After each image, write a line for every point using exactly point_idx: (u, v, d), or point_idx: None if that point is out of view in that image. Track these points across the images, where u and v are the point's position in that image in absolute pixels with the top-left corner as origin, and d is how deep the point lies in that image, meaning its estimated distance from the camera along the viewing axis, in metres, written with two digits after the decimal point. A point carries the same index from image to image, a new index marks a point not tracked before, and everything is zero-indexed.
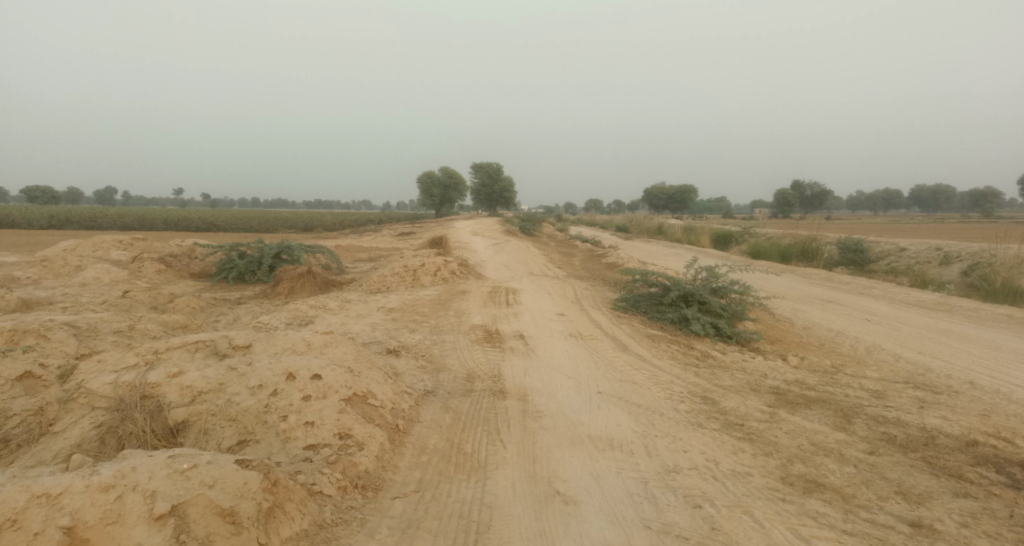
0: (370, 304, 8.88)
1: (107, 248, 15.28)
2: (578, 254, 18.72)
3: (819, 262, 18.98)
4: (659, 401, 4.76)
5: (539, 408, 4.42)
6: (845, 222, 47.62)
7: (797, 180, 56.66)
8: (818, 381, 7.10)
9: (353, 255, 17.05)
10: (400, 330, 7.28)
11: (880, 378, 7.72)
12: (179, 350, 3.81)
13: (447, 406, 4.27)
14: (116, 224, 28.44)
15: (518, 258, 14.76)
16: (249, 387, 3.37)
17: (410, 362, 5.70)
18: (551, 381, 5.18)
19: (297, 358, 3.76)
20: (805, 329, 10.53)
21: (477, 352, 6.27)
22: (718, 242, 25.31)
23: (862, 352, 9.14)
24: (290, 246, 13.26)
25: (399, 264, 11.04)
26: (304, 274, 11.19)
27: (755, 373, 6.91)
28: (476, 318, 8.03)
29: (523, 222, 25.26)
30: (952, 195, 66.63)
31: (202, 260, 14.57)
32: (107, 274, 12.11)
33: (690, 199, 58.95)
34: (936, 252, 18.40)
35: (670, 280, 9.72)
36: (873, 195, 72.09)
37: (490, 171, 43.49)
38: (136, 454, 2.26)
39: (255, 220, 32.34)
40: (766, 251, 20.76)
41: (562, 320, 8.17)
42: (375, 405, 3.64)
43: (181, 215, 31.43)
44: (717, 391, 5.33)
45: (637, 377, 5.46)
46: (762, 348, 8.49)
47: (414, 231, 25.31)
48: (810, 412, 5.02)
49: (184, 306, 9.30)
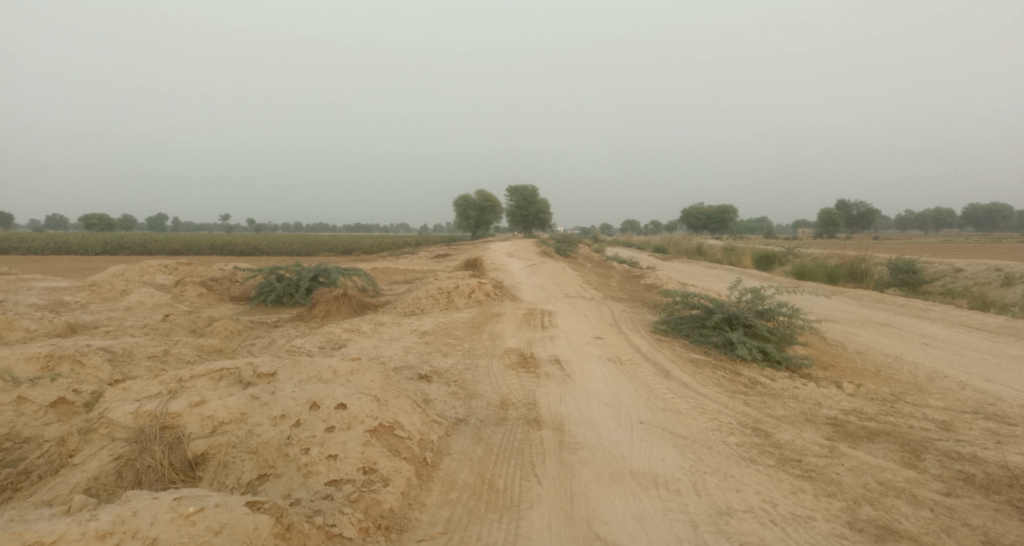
0: (402, 327, 8.79)
1: (154, 273, 15.86)
2: (614, 275, 18.32)
3: (868, 283, 18.00)
4: (706, 433, 4.40)
5: (576, 440, 4.15)
6: (894, 241, 45.37)
7: (840, 198, 54.63)
8: (877, 410, 6.54)
9: (388, 278, 17.16)
10: (433, 355, 7.13)
11: (947, 408, 7.06)
12: (203, 377, 3.79)
13: (478, 437, 4.05)
14: (167, 249, 29.68)
15: (553, 280, 14.51)
16: (272, 417, 3.31)
17: (442, 389, 5.51)
18: (589, 410, 4.89)
19: (322, 386, 3.65)
20: (859, 354, 9.84)
21: (511, 377, 6.04)
22: (759, 263, 24.42)
23: (923, 380, 8.43)
24: (327, 269, 13.43)
25: (433, 287, 10.97)
26: (340, 297, 11.25)
27: (808, 401, 6.42)
28: (510, 342, 7.81)
29: (558, 244, 25.03)
30: (1010, 212, 62.88)
31: (243, 283, 14.93)
32: (151, 298, 12.51)
33: (728, 219, 57.53)
34: (997, 272, 17.18)
35: (712, 302, 9.29)
36: (923, 213, 68.84)
37: (524, 194, 43.65)
38: (141, 495, 2.25)
39: (296, 244, 33.25)
40: (810, 272, 19.85)
41: (599, 344, 7.86)
42: (402, 436, 3.46)
43: (227, 239, 32.62)
44: (769, 423, 4.91)
45: (681, 406, 5.11)
46: (814, 374, 7.94)
47: (449, 254, 25.40)
48: (873, 446, 4.54)
49: (222, 330, 9.46)
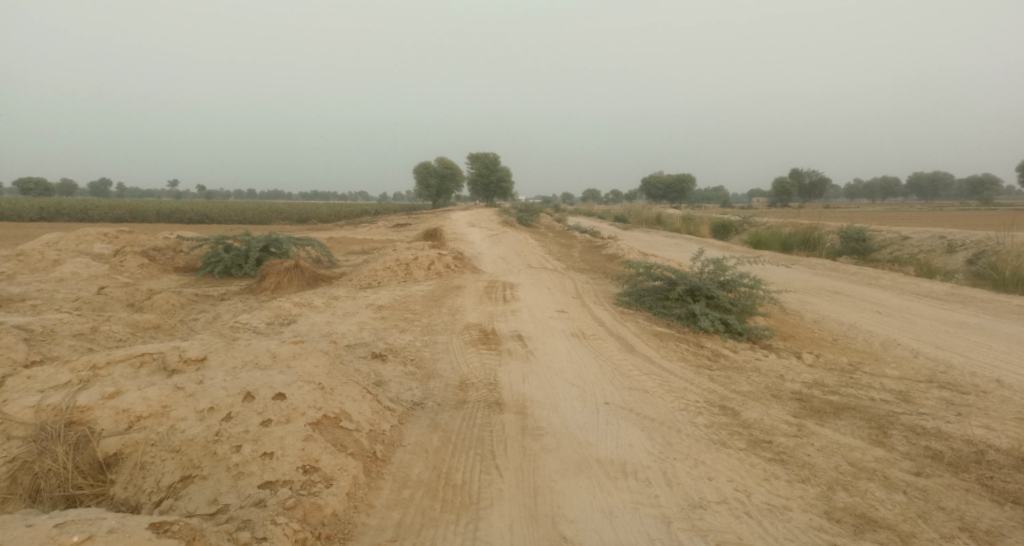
0: (358, 301, 8.34)
1: (90, 241, 14.69)
2: (577, 245, 18.16)
3: (821, 252, 18.51)
4: (674, 414, 4.25)
5: (539, 424, 3.91)
6: (844, 212, 46.96)
7: (795, 169, 56.08)
8: (836, 381, 6.62)
9: (346, 247, 16.50)
10: (389, 331, 6.75)
11: (900, 377, 7.23)
12: (121, 364, 3.21)
13: (435, 425, 3.75)
14: (108, 216, 27.70)
15: (515, 250, 14.21)
16: (199, 410, 2.82)
17: (398, 368, 5.18)
18: (553, 391, 4.67)
19: (258, 374, 3.23)
20: (816, 323, 10.02)
21: (472, 355, 5.75)
22: (718, 232, 24.81)
23: (877, 348, 8.65)
24: (278, 239, 12.66)
25: (391, 258, 10.48)
26: (292, 269, 10.63)
27: (771, 374, 6.42)
28: (471, 317, 7.49)
29: (521, 213, 24.69)
30: (950, 183, 66.09)
31: (187, 254, 13.97)
32: (84, 268, 11.51)
33: (689, 188, 58.35)
34: (940, 240, 17.90)
35: (676, 273, 9.19)
36: (870, 184, 71.76)
37: (487, 161, 42.79)
38: (13, 521, 1.86)
39: (248, 211, 31.66)
40: (767, 242, 20.27)
41: (563, 318, 7.64)
42: (349, 429, 3.11)
43: (174, 206, 30.77)
44: (735, 399, 4.82)
45: (647, 384, 4.95)
46: (775, 345, 7.99)
47: (410, 223, 24.66)
48: (838, 422, 4.50)
49: (162, 304, 8.74)
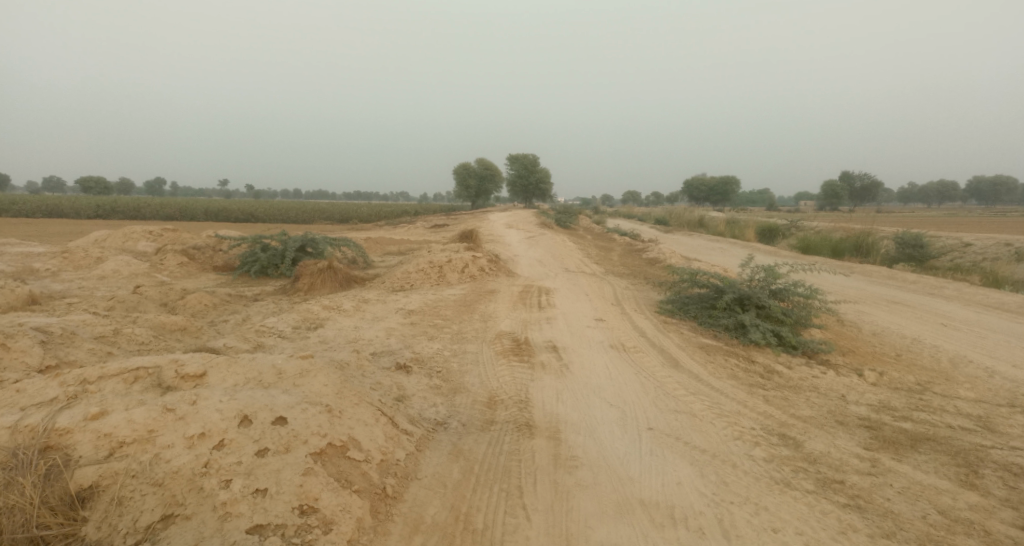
0: (386, 305, 8.07)
1: (136, 239, 15.06)
2: (616, 248, 17.51)
3: (875, 258, 17.28)
4: (727, 444, 3.72)
5: (574, 454, 3.46)
6: (899, 215, 44.28)
7: (845, 170, 53.28)
8: (906, 403, 5.89)
9: (381, 248, 16.39)
10: (418, 338, 6.42)
11: (979, 400, 6.40)
12: (114, 380, 2.95)
13: (456, 452, 3.36)
14: (161, 215, 28.72)
15: (551, 253, 13.74)
16: (188, 438, 2.52)
17: (422, 381, 4.83)
18: (589, 411, 4.22)
19: (259, 393, 2.93)
20: (876, 336, 9.16)
21: (501, 367, 5.35)
22: (763, 236, 23.63)
23: (946, 366, 7.76)
24: (313, 239, 12.60)
25: (423, 260, 10.20)
26: (324, 270, 10.49)
27: (832, 395, 5.76)
28: (503, 324, 7.08)
29: (558, 214, 24.22)
30: (1017, 186, 61.43)
31: (226, 253, 14.13)
32: (127, 266, 11.72)
33: (732, 190, 56.29)
34: (1007, 247, 16.40)
35: (723, 280, 8.54)
36: (928, 186, 67.62)
37: (524, 163, 42.41)
38: None
39: (290, 211, 32.28)
40: (815, 247, 19.12)
41: (601, 328, 7.14)
42: (357, 459, 2.75)
43: (221, 205, 31.66)
44: (796, 427, 4.24)
45: (695, 406, 4.43)
46: (834, 361, 7.26)
47: (446, 224, 24.49)
48: (918, 457, 3.85)
49: (195, 304, 8.72)
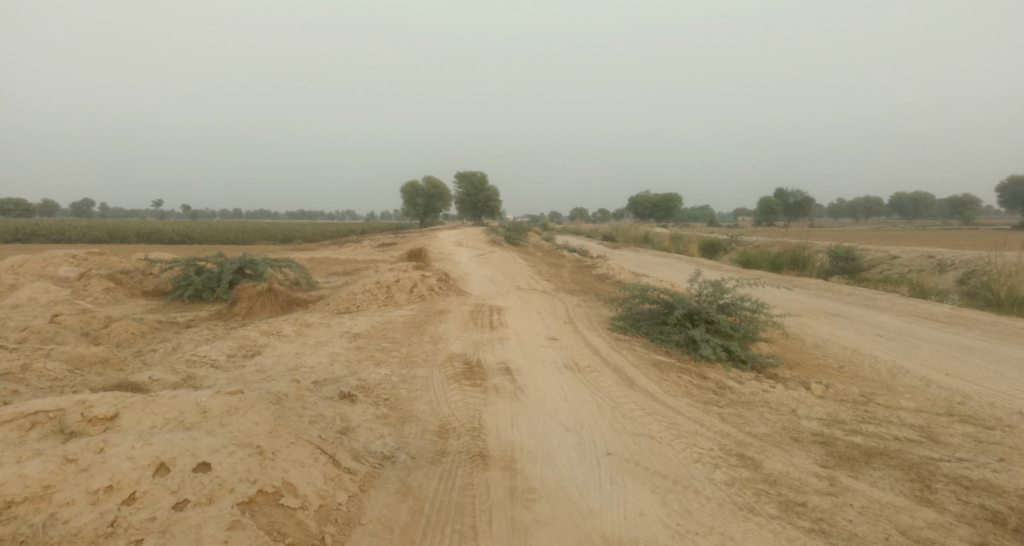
0: (332, 329, 7.68)
1: (54, 263, 13.85)
2: (567, 265, 17.62)
3: (811, 271, 18.20)
4: (687, 468, 3.64)
5: (531, 486, 3.28)
6: (828, 231, 47.25)
7: (779, 188, 56.42)
8: (852, 415, 6.08)
9: (327, 269, 15.82)
10: (364, 363, 6.08)
11: (918, 410, 6.70)
12: (3, 426, 2.50)
13: (405, 491, 3.10)
14: (85, 236, 26.76)
15: (504, 270, 13.64)
16: (91, 493, 2.13)
17: (368, 411, 4.54)
18: (546, 437, 4.06)
19: (179, 436, 2.56)
20: (818, 348, 9.53)
21: (453, 392, 5.12)
22: (706, 251, 24.51)
23: (886, 376, 8.14)
24: (253, 261, 11.98)
25: (371, 280, 9.84)
26: (265, 292, 9.94)
27: (782, 409, 5.87)
28: (455, 346, 6.86)
29: (509, 232, 24.27)
30: (931, 202, 66.82)
31: (156, 277, 13.19)
32: (44, 293, 10.69)
33: (675, 208, 58.43)
34: (929, 259, 17.64)
35: (673, 296, 8.67)
36: (853, 203, 72.64)
37: (474, 181, 42.49)
38: None
39: (230, 231, 30.86)
40: (756, 261, 19.98)
41: (555, 347, 7.03)
42: (292, 507, 2.45)
43: (154, 226, 29.88)
44: (753, 446, 4.24)
45: (653, 428, 4.36)
46: (781, 375, 7.45)
47: (395, 242, 24.02)
48: (873, 474, 3.93)
49: (119, 332, 7.99)
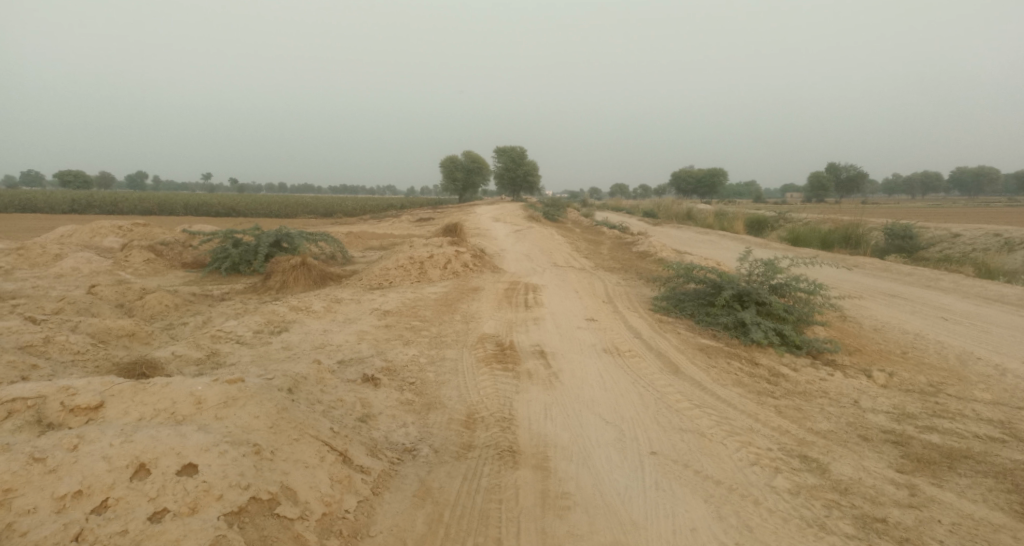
0: (361, 305, 7.45)
1: (103, 234, 14.22)
2: (606, 241, 16.96)
3: (866, 249, 16.94)
4: (743, 472, 3.18)
5: (565, 490, 2.90)
6: (886, 207, 44.30)
7: (831, 161, 53.28)
8: (923, 408, 5.43)
9: (363, 243, 15.69)
10: (392, 342, 5.81)
11: (997, 403, 5.96)
12: None
13: (423, 493, 2.78)
14: (138, 209, 27.63)
15: (540, 247, 13.15)
16: (59, 499, 1.87)
17: (391, 395, 4.24)
18: (584, 431, 3.67)
19: (166, 432, 2.32)
20: (877, 332, 8.74)
21: (482, 377, 4.77)
22: (751, 228, 23.28)
23: (955, 363, 7.33)
24: (289, 235, 11.90)
25: (404, 255, 9.55)
26: (298, 267, 9.81)
27: (845, 401, 5.27)
28: (486, 326, 6.50)
29: (546, 208, 23.68)
30: (997, 178, 61.93)
31: (196, 249, 13.34)
32: (89, 264, 10.92)
33: (719, 182, 56.14)
34: (996, 237, 16.13)
35: (721, 275, 8.04)
36: (911, 178, 68.05)
37: (512, 156, 41.84)
38: None
39: (273, 205, 31.37)
40: (804, 238, 18.80)
41: (592, 329, 6.58)
42: (288, 518, 2.16)
43: (202, 199, 30.59)
44: (818, 445, 3.73)
45: (703, 423, 3.90)
46: (840, 362, 6.79)
47: (431, 218, 23.79)
48: (960, 481, 3.36)
49: (154, 304, 8.00)
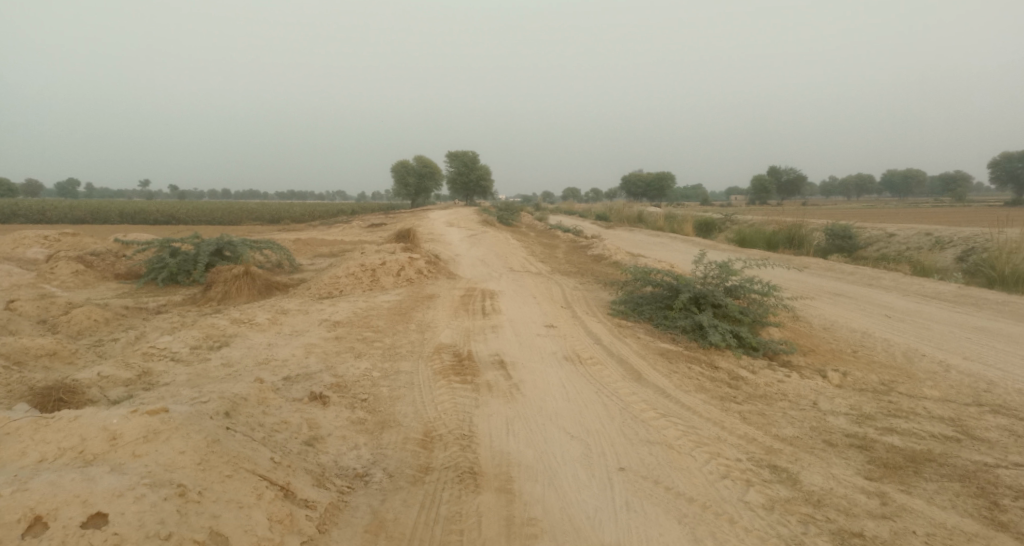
0: (310, 317, 7.03)
1: (21, 243, 13.03)
2: (562, 245, 16.97)
3: (809, 250, 17.68)
4: (715, 487, 3.08)
5: (533, 515, 2.71)
6: (823, 209, 46.72)
7: (772, 166, 55.81)
8: (877, 408, 5.58)
9: (313, 250, 15.05)
10: (343, 356, 5.46)
11: (943, 399, 6.20)
12: None
13: (378, 529, 2.52)
14: (66, 216, 25.69)
15: (497, 252, 12.97)
16: None
17: (342, 414, 3.93)
18: (548, 447, 3.50)
19: (70, 476, 1.97)
20: (827, 331, 9.02)
21: (441, 391, 4.53)
22: (701, 230, 23.94)
23: (901, 361, 7.63)
24: (231, 242, 11.22)
25: (356, 262, 9.15)
26: (242, 276, 9.23)
27: (804, 403, 5.33)
28: (444, 335, 6.25)
29: (501, 212, 23.54)
30: (921, 181, 66.52)
31: (128, 259, 12.40)
32: (4, 276, 9.93)
33: (669, 186, 57.75)
34: (926, 236, 17.13)
35: (677, 278, 8.08)
36: (846, 181, 72.18)
37: (466, 160, 41.55)
38: None
39: (217, 211, 29.84)
40: (751, 240, 19.47)
41: (552, 336, 6.43)
42: None
43: (137, 205, 28.70)
44: (786, 453, 3.69)
45: (669, 433, 3.81)
46: (795, 362, 6.92)
47: (384, 222, 23.18)
48: (928, 487, 3.39)
49: (79, 319, 7.30)
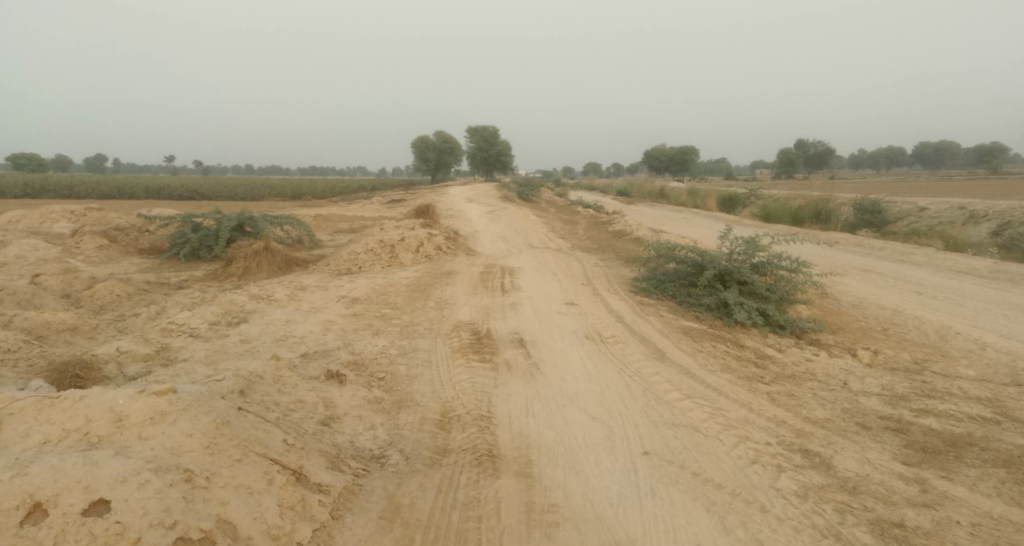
0: (327, 293, 7.00)
1: (49, 219, 13.25)
2: (582, 221, 16.68)
3: (837, 225, 17.06)
4: (744, 473, 2.94)
5: (553, 501, 2.60)
6: (852, 182, 45.11)
7: (799, 139, 53.94)
8: (911, 388, 5.33)
9: (332, 226, 15.03)
10: (360, 333, 5.40)
11: (981, 380, 5.91)
12: None
13: (392, 514, 2.44)
14: (94, 193, 26.14)
15: (515, 228, 12.78)
16: None
17: (358, 393, 3.87)
18: (569, 430, 3.38)
19: (74, 459, 1.91)
20: (856, 309, 8.68)
21: (458, 369, 4.43)
22: (724, 205, 23.29)
23: (935, 339, 7.29)
24: (251, 218, 11.24)
25: (373, 238, 9.07)
26: (261, 252, 9.24)
27: (834, 384, 5.12)
28: (461, 312, 6.15)
29: (520, 188, 23.21)
30: (957, 153, 63.69)
31: (152, 235, 12.55)
32: (33, 251, 10.11)
33: (691, 160, 56.33)
34: (962, 210, 16.37)
35: (701, 255, 7.81)
36: (876, 153, 69.52)
37: (485, 135, 41.01)
38: None
39: (238, 187, 30.07)
40: (776, 215, 18.87)
41: (572, 313, 6.28)
42: None
43: (162, 182, 29.05)
44: (818, 437, 3.51)
45: (695, 416, 3.66)
46: (824, 340, 6.67)
47: (402, 199, 23.07)
48: (970, 474, 3.19)
49: (103, 294, 7.39)
